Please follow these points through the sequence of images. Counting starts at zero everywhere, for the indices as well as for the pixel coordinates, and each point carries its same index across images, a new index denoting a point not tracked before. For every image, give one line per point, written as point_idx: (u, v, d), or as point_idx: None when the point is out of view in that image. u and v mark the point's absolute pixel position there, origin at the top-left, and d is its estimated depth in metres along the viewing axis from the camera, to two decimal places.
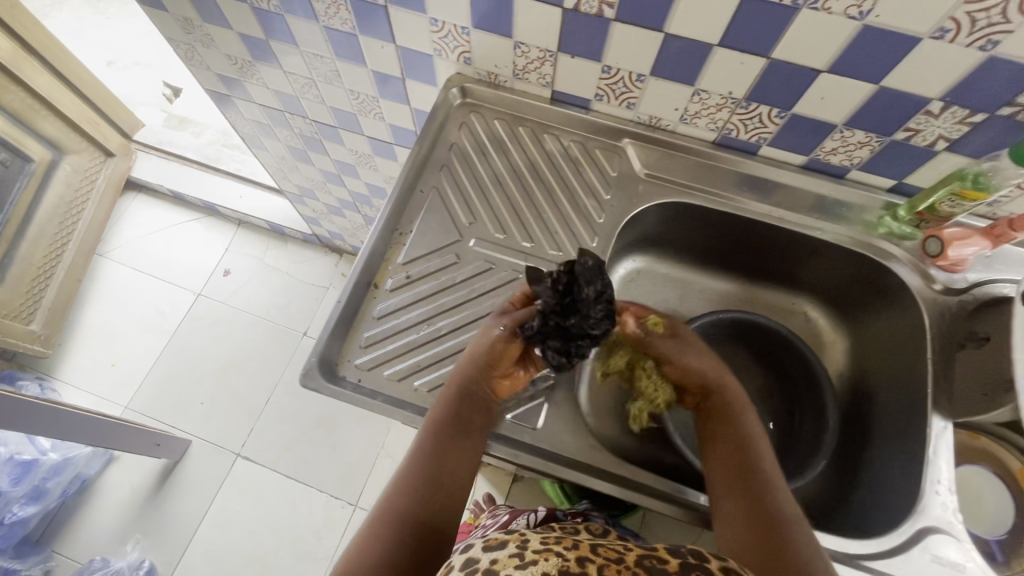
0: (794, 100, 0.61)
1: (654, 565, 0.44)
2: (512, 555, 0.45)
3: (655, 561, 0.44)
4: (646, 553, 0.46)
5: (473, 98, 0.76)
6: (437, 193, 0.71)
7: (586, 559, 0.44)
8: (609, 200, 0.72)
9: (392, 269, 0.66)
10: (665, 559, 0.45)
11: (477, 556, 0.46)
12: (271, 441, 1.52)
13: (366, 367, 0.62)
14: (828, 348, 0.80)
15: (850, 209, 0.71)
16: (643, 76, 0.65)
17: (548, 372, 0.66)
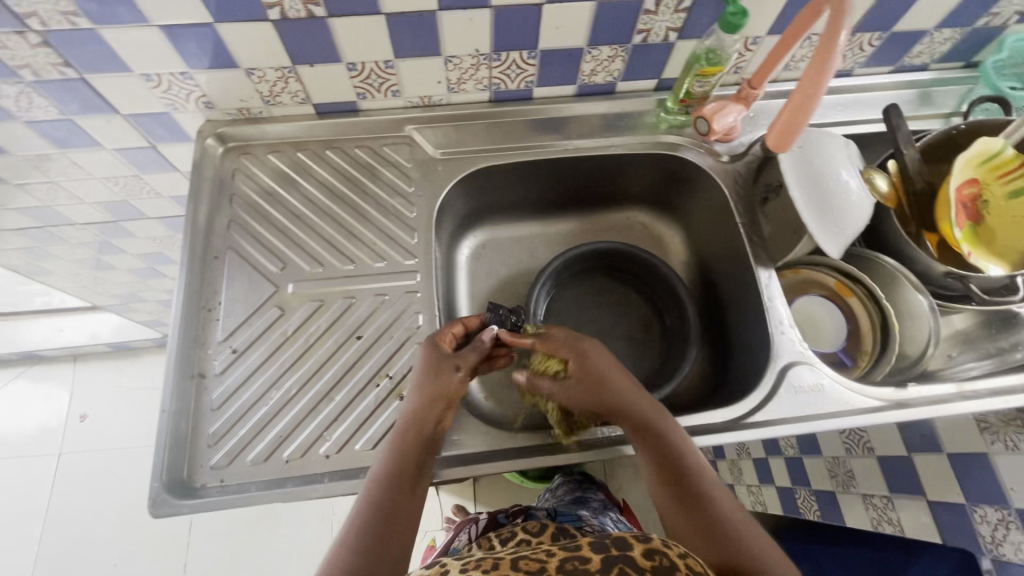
0: (534, 39, 0.63)
1: (578, 567, 0.46)
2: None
3: (576, 564, 0.46)
4: (569, 556, 0.48)
5: (236, 141, 0.70)
6: (235, 252, 0.65)
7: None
8: (415, 191, 0.69)
9: (213, 349, 0.60)
10: (587, 557, 0.47)
11: None
12: (212, 565, 1.37)
13: (223, 465, 0.55)
14: (670, 247, 0.85)
15: (631, 117, 0.75)
16: (390, 61, 0.63)
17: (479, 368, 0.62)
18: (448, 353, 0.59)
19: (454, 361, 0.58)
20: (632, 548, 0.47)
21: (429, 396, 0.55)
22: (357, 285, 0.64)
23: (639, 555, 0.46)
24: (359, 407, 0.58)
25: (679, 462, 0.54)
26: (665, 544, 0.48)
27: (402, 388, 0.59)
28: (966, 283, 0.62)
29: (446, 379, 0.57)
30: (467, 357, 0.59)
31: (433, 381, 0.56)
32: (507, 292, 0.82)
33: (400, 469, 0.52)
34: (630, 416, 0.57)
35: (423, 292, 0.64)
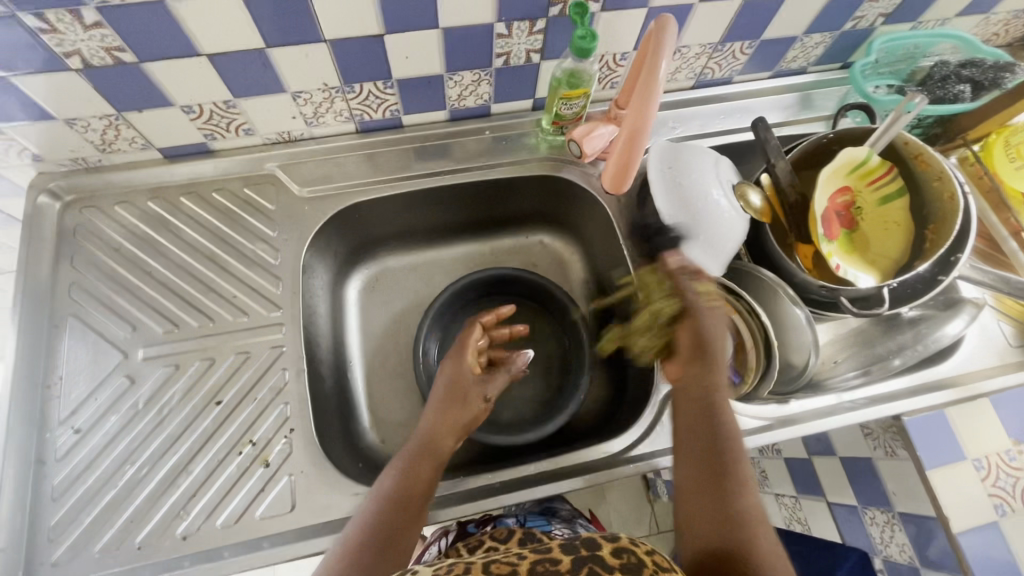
0: (386, 69, 0.59)
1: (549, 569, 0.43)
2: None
3: (548, 566, 0.43)
4: (539, 558, 0.45)
5: (78, 193, 0.64)
6: (78, 319, 0.59)
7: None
8: (280, 234, 0.65)
9: (54, 431, 0.55)
10: (558, 559, 0.44)
11: None
12: None
13: (65, 561, 0.51)
14: (570, 264, 0.83)
15: (510, 138, 0.72)
16: (230, 101, 0.58)
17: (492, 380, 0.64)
18: (477, 375, 0.63)
19: (476, 389, 0.61)
20: (601, 547, 0.45)
21: (453, 419, 0.59)
22: (218, 344, 0.60)
23: (607, 553, 0.45)
24: (219, 479, 0.55)
25: (721, 455, 0.48)
26: (632, 542, 0.46)
27: (267, 454, 0.56)
28: (830, 292, 0.60)
29: (472, 403, 0.60)
30: (492, 383, 0.63)
31: (459, 403, 0.60)
32: (403, 325, 0.79)
33: (407, 483, 0.53)
34: (700, 399, 0.53)
35: (290, 346, 0.61)
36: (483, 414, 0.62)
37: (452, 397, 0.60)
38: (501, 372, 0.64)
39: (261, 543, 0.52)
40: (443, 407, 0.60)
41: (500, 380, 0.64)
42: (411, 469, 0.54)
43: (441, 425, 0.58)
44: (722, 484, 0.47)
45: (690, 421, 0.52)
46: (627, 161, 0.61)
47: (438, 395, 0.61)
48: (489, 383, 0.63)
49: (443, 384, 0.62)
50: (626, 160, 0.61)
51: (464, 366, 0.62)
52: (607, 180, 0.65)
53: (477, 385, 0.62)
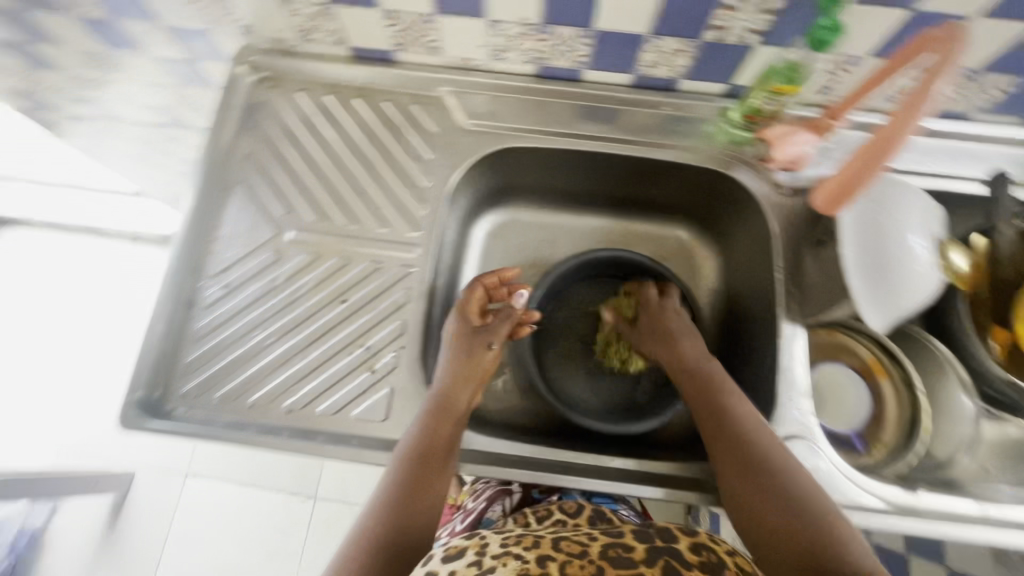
0: (591, 17, 0.55)
1: (621, 555, 0.47)
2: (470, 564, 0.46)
3: (620, 550, 0.47)
4: (611, 542, 0.48)
5: (271, 71, 0.68)
6: (245, 187, 0.64)
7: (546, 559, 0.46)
8: (435, 158, 0.65)
9: (206, 281, 0.61)
10: (631, 546, 0.48)
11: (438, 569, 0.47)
12: (218, 453, 1.49)
13: (192, 394, 0.57)
14: (700, 268, 0.78)
15: (687, 121, 0.66)
16: (429, 16, 0.58)
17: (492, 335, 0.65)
18: (479, 326, 0.62)
19: (482, 340, 0.61)
20: (679, 541, 0.49)
21: (462, 375, 0.58)
22: (358, 247, 0.62)
23: (685, 548, 0.48)
24: (329, 369, 0.58)
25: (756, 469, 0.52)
26: (710, 540, 0.50)
27: (374, 362, 0.59)
28: (1023, 393, 0.53)
29: (483, 357, 0.60)
30: (497, 332, 0.62)
31: (466, 358, 0.59)
32: (517, 278, 0.79)
33: (427, 445, 0.53)
34: (719, 422, 0.56)
35: (417, 268, 0.62)
36: (493, 361, 0.62)
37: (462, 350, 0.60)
38: (504, 315, 0.64)
39: (353, 439, 0.55)
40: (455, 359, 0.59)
41: (504, 326, 0.63)
42: (431, 427, 0.54)
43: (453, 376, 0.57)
44: (799, 516, 0.48)
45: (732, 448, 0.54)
46: (857, 178, 0.51)
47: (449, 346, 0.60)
48: (491, 332, 0.61)
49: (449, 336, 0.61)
50: (856, 177, 0.51)
51: (467, 318, 0.62)
52: (820, 198, 0.55)
53: (481, 335, 0.61)
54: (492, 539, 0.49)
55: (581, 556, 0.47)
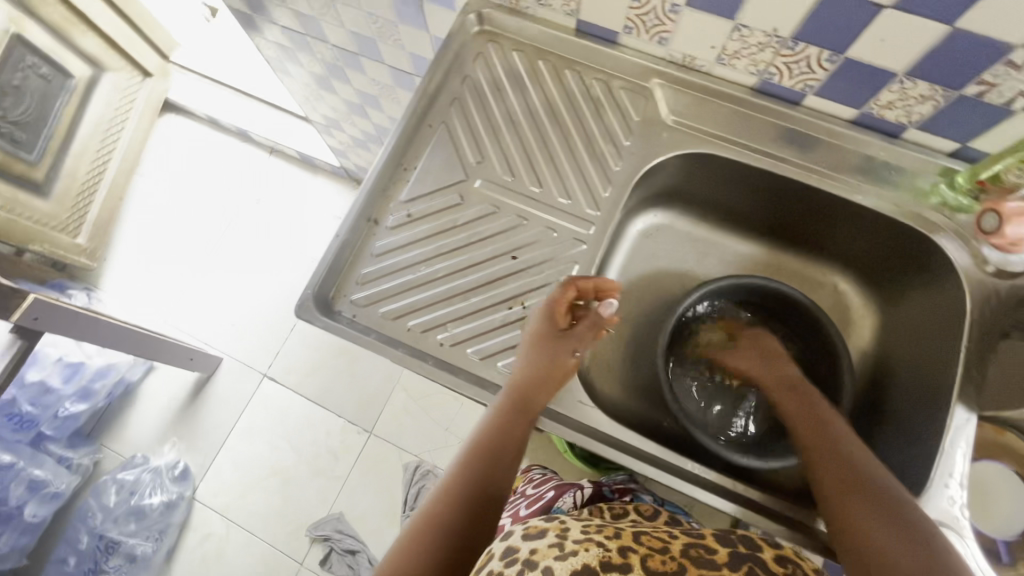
0: (849, 43, 0.53)
1: (704, 556, 0.44)
2: (551, 545, 0.43)
3: (703, 552, 0.44)
4: (692, 542, 0.46)
5: (493, 25, 0.69)
6: (446, 129, 0.67)
7: (628, 549, 0.43)
8: (630, 145, 0.66)
9: (393, 206, 0.64)
10: (714, 549, 0.45)
11: (517, 545, 0.44)
12: (295, 364, 1.59)
13: (361, 304, 0.61)
14: (854, 327, 0.74)
15: (898, 172, 0.63)
16: (677, 6, 0.58)
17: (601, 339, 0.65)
18: (560, 332, 0.60)
19: (564, 344, 0.59)
20: (762, 550, 0.46)
21: (545, 378, 0.57)
22: (538, 212, 0.64)
23: (769, 558, 0.45)
24: (487, 318, 0.61)
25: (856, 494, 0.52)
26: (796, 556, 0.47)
27: (528, 321, 0.61)
28: None
29: (565, 362, 0.58)
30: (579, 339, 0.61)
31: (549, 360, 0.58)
32: (660, 283, 0.78)
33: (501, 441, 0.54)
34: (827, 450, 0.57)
35: (589, 246, 0.63)
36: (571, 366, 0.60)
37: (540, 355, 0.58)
38: (587, 320, 0.62)
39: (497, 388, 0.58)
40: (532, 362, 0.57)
41: (586, 330, 0.62)
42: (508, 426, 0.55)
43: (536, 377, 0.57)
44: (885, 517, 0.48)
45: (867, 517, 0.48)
46: None
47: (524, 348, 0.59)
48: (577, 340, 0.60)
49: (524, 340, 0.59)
50: None
51: (547, 323, 0.59)
52: None
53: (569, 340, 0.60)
54: (573, 526, 0.45)
55: (665, 553, 0.44)
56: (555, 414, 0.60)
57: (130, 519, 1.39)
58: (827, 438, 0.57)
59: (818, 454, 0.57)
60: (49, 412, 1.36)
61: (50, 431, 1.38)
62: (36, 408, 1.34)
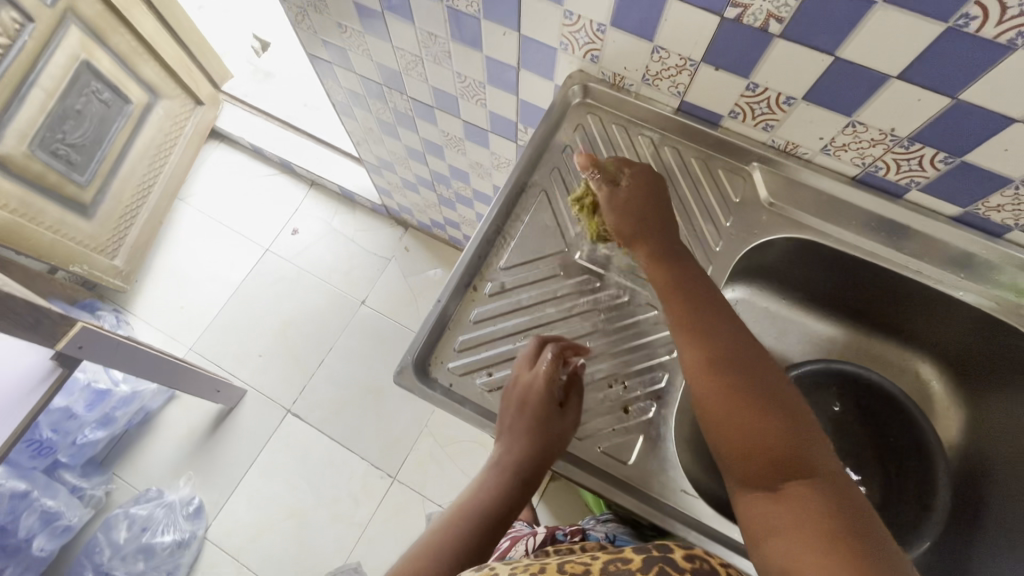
0: (968, 148, 0.54)
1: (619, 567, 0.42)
2: None
3: (618, 565, 0.42)
4: (612, 558, 0.44)
5: (594, 99, 0.72)
6: (546, 197, 0.67)
7: None
8: (729, 227, 0.68)
9: (493, 272, 0.64)
10: (630, 559, 0.43)
11: None
12: (320, 402, 1.56)
13: (458, 374, 0.60)
14: (939, 416, 0.73)
15: (997, 271, 0.63)
16: (792, 99, 0.59)
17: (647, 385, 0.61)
18: (556, 406, 0.56)
19: (559, 418, 0.56)
20: (675, 551, 0.43)
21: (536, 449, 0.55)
22: (638, 287, 0.64)
23: (680, 557, 0.42)
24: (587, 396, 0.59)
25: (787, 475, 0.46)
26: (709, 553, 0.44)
27: (629, 402, 0.60)
28: None
29: (555, 439, 0.55)
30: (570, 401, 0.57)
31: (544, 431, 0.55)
32: None
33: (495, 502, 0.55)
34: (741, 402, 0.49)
35: None
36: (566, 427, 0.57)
37: (534, 429, 0.55)
38: (576, 389, 0.58)
39: (599, 472, 0.57)
40: (529, 436, 0.55)
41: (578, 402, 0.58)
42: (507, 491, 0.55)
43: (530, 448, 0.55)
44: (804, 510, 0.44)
45: (757, 414, 0.48)
46: None
47: (520, 415, 0.55)
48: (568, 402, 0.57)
49: (517, 404, 0.56)
50: None
51: (544, 398, 0.55)
52: None
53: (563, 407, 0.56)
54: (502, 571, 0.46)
55: None
56: (658, 504, 0.56)
57: (138, 557, 1.32)
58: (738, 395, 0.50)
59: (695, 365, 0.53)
60: (68, 438, 1.33)
61: (65, 458, 1.34)
62: (57, 435, 1.30)
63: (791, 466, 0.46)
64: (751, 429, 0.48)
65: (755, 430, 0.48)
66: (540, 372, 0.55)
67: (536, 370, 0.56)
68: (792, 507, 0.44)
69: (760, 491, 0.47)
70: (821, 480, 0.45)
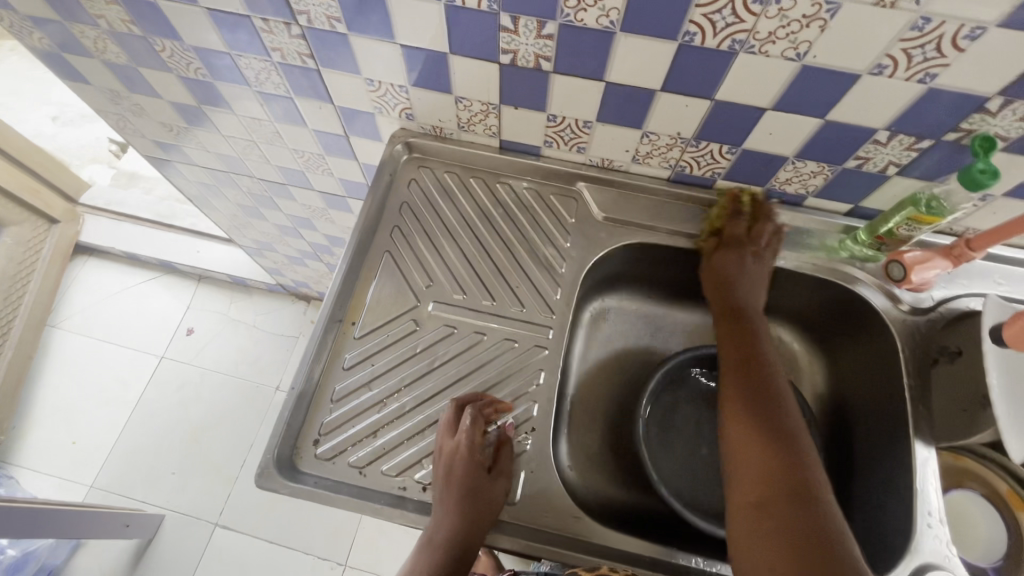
0: (742, 137, 0.60)
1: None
2: None
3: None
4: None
5: (421, 152, 0.73)
6: (392, 258, 0.68)
7: None
8: (571, 246, 0.71)
9: (349, 344, 0.63)
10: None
11: None
12: (250, 505, 1.45)
13: (327, 457, 0.58)
14: (804, 374, 0.79)
15: (810, 235, 0.70)
16: (589, 122, 0.63)
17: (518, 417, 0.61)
18: (485, 471, 0.56)
19: (490, 482, 0.56)
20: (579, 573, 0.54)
21: (467, 520, 0.54)
22: (493, 326, 0.65)
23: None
24: None
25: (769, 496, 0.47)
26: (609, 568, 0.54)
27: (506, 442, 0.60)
28: None
29: (488, 504, 0.55)
30: (502, 466, 0.58)
31: (475, 501, 0.54)
32: (622, 365, 0.79)
33: None
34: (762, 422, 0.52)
35: (551, 350, 0.65)
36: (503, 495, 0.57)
37: (465, 499, 0.54)
38: (506, 448, 0.59)
39: None
40: (462, 506, 0.54)
41: (509, 460, 0.59)
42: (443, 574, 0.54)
43: (462, 525, 0.54)
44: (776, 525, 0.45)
45: (763, 442, 0.51)
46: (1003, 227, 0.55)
47: (446, 489, 0.55)
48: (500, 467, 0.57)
49: (444, 477, 0.56)
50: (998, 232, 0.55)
51: (467, 467, 0.55)
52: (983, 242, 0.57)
53: (490, 479, 0.56)
54: None
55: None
56: (552, 537, 0.56)
57: None
58: (765, 418, 0.52)
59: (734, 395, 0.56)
60: None
61: None
62: None
63: (789, 496, 0.47)
64: (760, 461, 0.49)
65: (763, 469, 0.49)
66: (461, 441, 0.56)
67: (460, 434, 0.56)
68: (763, 522, 0.46)
69: (748, 504, 0.48)
70: (798, 511, 0.45)
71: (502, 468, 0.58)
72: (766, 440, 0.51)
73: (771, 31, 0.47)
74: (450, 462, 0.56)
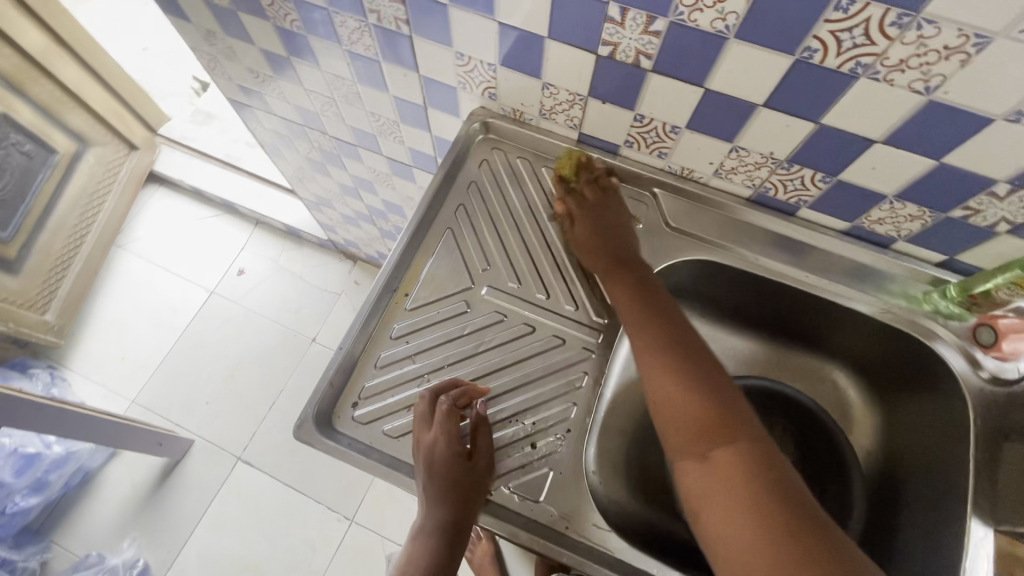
0: (841, 167, 0.56)
1: None
2: None
3: None
4: None
5: (496, 133, 0.72)
6: (452, 236, 0.68)
7: None
8: None
9: (400, 314, 0.64)
10: None
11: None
12: (273, 445, 1.51)
13: (363, 422, 0.59)
14: (856, 424, 0.75)
15: (892, 279, 0.65)
16: (677, 128, 0.60)
17: (555, 416, 0.61)
18: (465, 458, 0.56)
19: (474, 468, 0.56)
20: None
21: (453, 508, 0.55)
22: (542, 320, 0.65)
23: None
24: (499, 435, 0.60)
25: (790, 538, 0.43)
26: None
27: (537, 438, 0.60)
28: None
29: (469, 491, 0.55)
30: (479, 449, 0.57)
31: (458, 491, 0.55)
32: None
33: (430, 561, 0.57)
34: (738, 465, 0.47)
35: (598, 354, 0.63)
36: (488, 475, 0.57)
37: (446, 491, 0.55)
38: (483, 431, 0.58)
39: (502, 514, 0.56)
40: (446, 498, 0.55)
41: (485, 443, 0.58)
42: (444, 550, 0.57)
43: (453, 513, 0.55)
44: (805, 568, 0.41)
45: (748, 481, 0.46)
46: None
47: (429, 481, 0.55)
48: (477, 453, 0.57)
49: (425, 472, 0.55)
50: None
51: (447, 462, 0.55)
52: None
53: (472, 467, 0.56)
54: None
55: None
56: (571, 543, 0.56)
57: None
58: (737, 456, 0.48)
59: (687, 437, 0.50)
60: None
61: None
62: None
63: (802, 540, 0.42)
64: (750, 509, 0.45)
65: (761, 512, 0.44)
66: (437, 438, 0.56)
67: (435, 430, 0.56)
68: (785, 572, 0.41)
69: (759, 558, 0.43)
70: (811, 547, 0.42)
71: (481, 452, 0.57)
72: (745, 483, 0.46)
73: (903, 59, 0.44)
74: (427, 457, 0.56)
